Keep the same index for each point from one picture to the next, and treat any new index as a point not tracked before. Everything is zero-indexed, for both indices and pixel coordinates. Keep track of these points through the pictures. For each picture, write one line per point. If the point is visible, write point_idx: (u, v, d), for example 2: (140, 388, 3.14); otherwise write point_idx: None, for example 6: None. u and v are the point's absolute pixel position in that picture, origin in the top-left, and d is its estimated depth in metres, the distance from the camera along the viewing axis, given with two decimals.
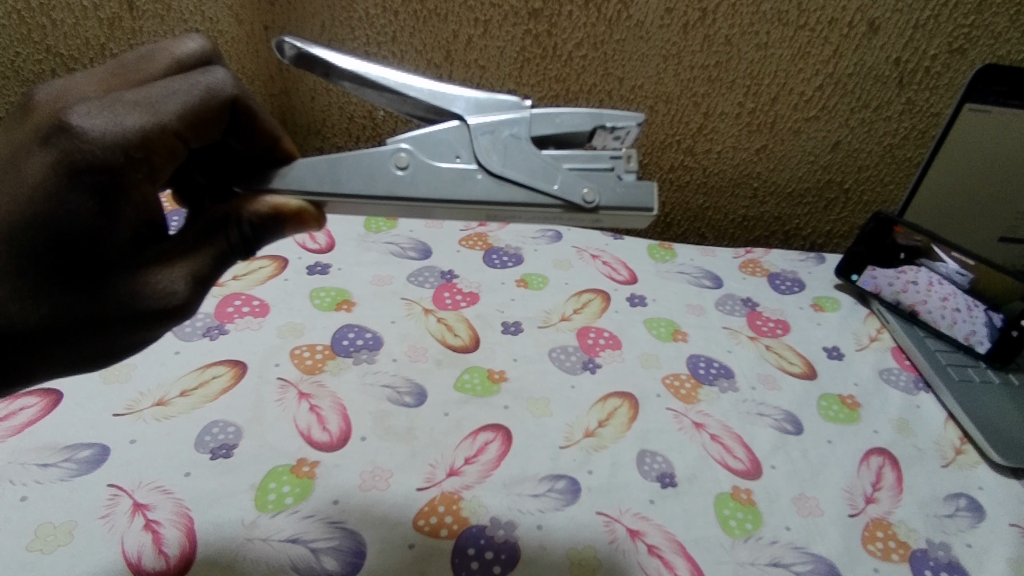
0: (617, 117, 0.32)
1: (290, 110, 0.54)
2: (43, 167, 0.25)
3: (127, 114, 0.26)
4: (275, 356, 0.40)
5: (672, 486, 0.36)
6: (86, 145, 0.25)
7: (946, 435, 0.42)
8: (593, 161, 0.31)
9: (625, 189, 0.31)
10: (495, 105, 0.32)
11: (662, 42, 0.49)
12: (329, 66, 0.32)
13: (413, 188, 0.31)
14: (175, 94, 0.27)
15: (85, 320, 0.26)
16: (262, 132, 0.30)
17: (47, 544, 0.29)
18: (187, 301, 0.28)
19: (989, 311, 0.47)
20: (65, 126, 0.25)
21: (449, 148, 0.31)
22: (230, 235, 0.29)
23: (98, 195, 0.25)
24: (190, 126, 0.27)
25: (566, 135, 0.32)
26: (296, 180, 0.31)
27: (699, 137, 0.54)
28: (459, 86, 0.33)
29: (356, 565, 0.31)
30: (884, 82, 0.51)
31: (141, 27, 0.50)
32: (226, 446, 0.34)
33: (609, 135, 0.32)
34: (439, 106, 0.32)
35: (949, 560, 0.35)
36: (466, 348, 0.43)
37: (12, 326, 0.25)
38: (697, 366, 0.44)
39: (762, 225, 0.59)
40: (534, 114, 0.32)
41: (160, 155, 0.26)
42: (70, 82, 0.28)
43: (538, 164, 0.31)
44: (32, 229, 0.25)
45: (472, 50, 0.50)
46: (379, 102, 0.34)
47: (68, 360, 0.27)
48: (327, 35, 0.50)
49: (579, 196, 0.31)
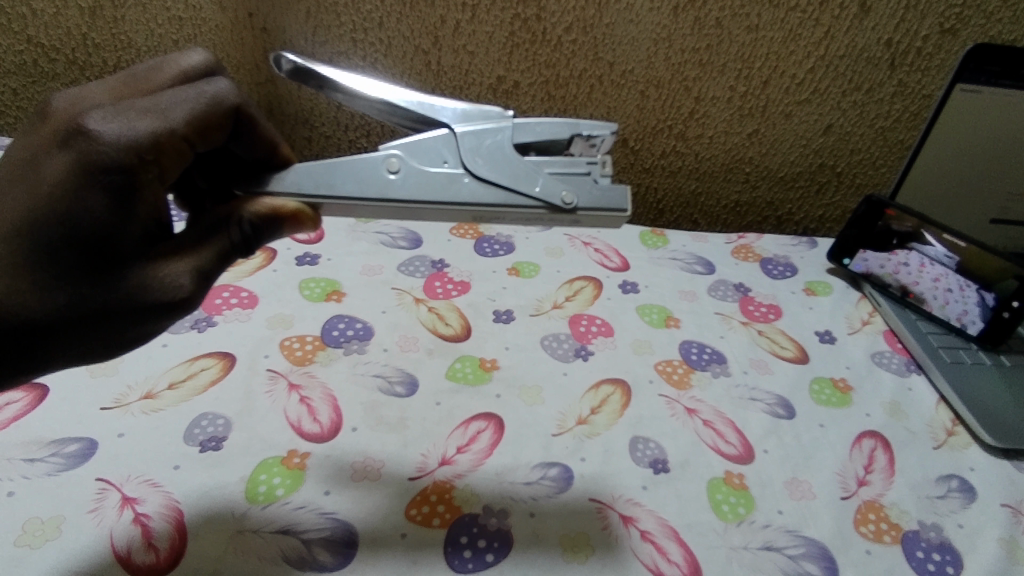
0: (594, 126, 0.33)
1: (277, 99, 0.52)
2: (62, 168, 0.25)
3: (139, 119, 0.26)
4: (264, 348, 0.40)
5: (665, 472, 0.36)
6: (103, 148, 0.25)
7: (938, 417, 0.42)
8: (571, 167, 0.32)
9: (603, 191, 0.31)
10: (481, 116, 0.33)
11: (653, 25, 0.48)
12: (326, 80, 0.32)
13: (405, 192, 0.31)
14: (183, 100, 0.27)
15: (94, 311, 0.26)
16: (262, 138, 0.30)
17: (36, 539, 0.29)
18: (191, 294, 0.27)
19: (982, 291, 0.47)
20: (83, 130, 0.25)
21: (437, 154, 0.31)
22: (232, 232, 0.29)
23: (113, 194, 0.25)
24: (197, 131, 0.27)
25: (545, 144, 0.33)
26: (291, 184, 0.30)
27: (691, 122, 0.53)
28: (447, 98, 0.33)
29: (349, 554, 0.30)
30: (876, 63, 0.50)
31: (123, 16, 0.49)
32: (216, 439, 0.34)
33: (586, 144, 0.33)
34: (427, 116, 0.33)
35: (941, 541, 0.35)
36: (458, 337, 0.43)
37: (28, 316, 0.25)
38: (690, 351, 0.44)
39: (755, 210, 0.59)
40: (516, 123, 0.33)
41: (169, 158, 0.26)
42: (86, 91, 0.28)
43: (520, 169, 0.31)
44: (52, 227, 0.25)
45: (461, 35, 0.49)
46: (368, 112, 0.34)
47: (78, 351, 0.27)
48: (313, 21, 0.48)
49: (560, 198, 0.31)
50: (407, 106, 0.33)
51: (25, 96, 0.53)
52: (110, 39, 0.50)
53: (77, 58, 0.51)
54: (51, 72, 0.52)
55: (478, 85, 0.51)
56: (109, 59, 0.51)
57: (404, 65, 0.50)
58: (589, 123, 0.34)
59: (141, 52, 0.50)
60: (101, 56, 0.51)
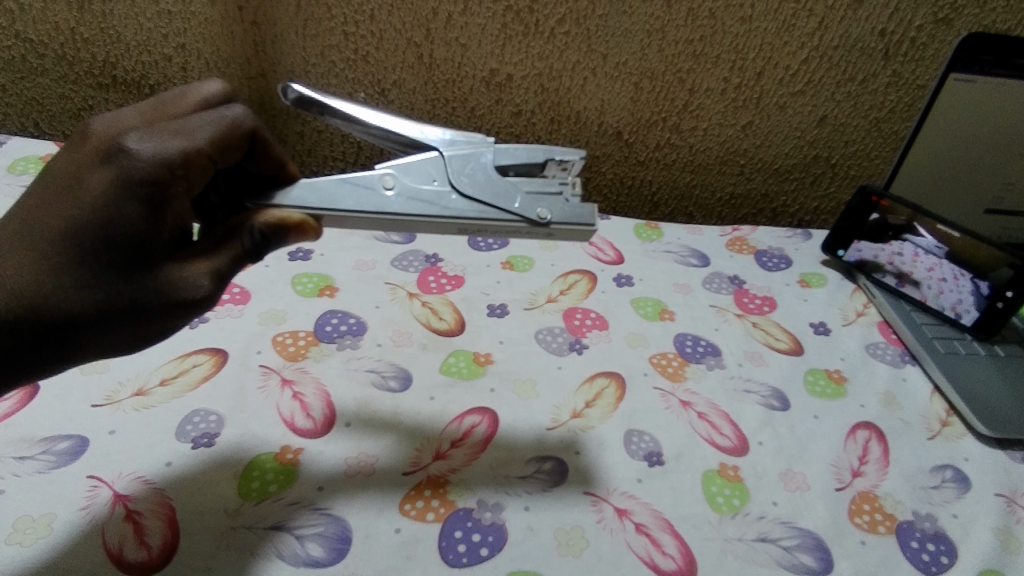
0: (566, 152, 0.34)
1: (269, 94, 0.52)
2: (103, 182, 0.26)
3: (169, 139, 0.27)
4: (256, 343, 0.40)
5: (660, 464, 0.36)
6: (140, 164, 0.26)
7: (932, 407, 0.42)
8: (545, 186, 0.33)
9: (574, 208, 0.33)
10: (467, 143, 0.34)
11: (647, 16, 0.48)
12: (324, 106, 0.34)
13: (400, 207, 0.32)
14: (207, 123, 0.28)
15: (126, 306, 0.26)
16: (272, 159, 0.31)
17: (26, 537, 0.29)
18: (210, 294, 0.27)
19: (976, 280, 0.46)
20: (123, 148, 0.26)
21: (426, 173, 0.33)
22: (244, 240, 0.29)
23: (148, 203, 0.26)
24: (220, 151, 0.28)
25: (522, 167, 0.34)
26: (297, 198, 0.31)
27: (685, 114, 0.53)
28: (436, 127, 0.35)
29: (343, 550, 0.30)
30: (870, 54, 0.50)
31: (111, 11, 0.48)
32: (208, 435, 0.34)
33: (558, 167, 0.34)
34: (416, 141, 0.34)
35: (936, 531, 0.35)
36: (452, 331, 0.43)
37: (70, 312, 0.26)
38: (685, 344, 0.44)
39: (750, 202, 0.59)
40: (495, 148, 0.34)
41: (196, 173, 0.27)
42: (119, 115, 0.29)
43: (500, 187, 0.33)
44: (93, 233, 0.26)
45: (453, 28, 0.48)
46: (360, 135, 0.35)
47: (110, 344, 0.27)
48: (304, 14, 0.48)
49: (535, 213, 0.32)
50: (399, 127, 0.34)
51: (14, 91, 0.53)
52: (98, 33, 0.49)
53: (66, 52, 0.50)
54: (40, 67, 0.51)
55: (471, 78, 0.51)
56: (98, 54, 0.50)
57: (395, 58, 0.50)
58: (562, 149, 0.35)
59: (131, 47, 0.50)
60: (90, 51, 0.50)
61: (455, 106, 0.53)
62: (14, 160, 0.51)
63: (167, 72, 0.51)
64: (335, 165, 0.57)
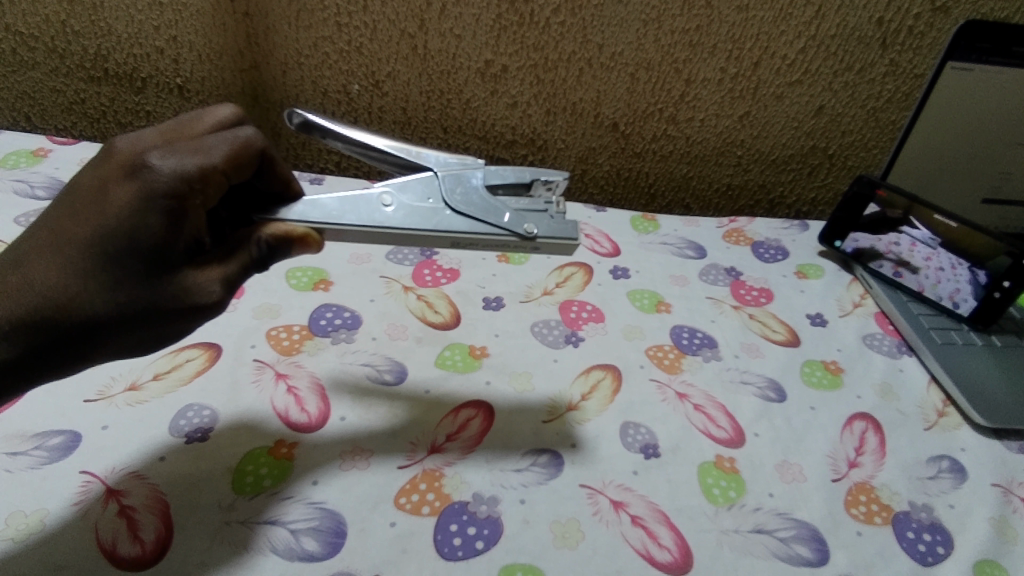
0: (550, 173, 0.35)
1: (262, 86, 0.52)
2: (126, 195, 0.26)
3: (188, 155, 0.27)
4: (250, 338, 0.39)
5: (655, 456, 0.36)
6: (161, 179, 0.26)
7: (929, 398, 0.42)
8: (531, 205, 0.34)
9: (560, 224, 0.33)
10: (459, 164, 0.34)
11: (641, 6, 0.47)
12: (327, 130, 0.34)
13: (398, 221, 0.32)
14: (223, 141, 0.28)
15: (143, 310, 0.26)
16: (280, 177, 0.31)
17: (19, 532, 0.29)
18: (221, 300, 0.28)
19: (973, 269, 0.46)
20: (145, 164, 0.26)
21: (423, 193, 0.33)
22: (251, 249, 0.29)
23: (169, 215, 0.26)
24: (234, 168, 0.28)
25: (510, 187, 0.35)
26: (300, 214, 0.31)
27: (682, 105, 0.53)
28: (434, 148, 0.35)
29: (337, 544, 0.30)
30: (867, 43, 0.50)
31: (100, 3, 0.48)
32: (202, 430, 0.34)
33: (545, 187, 0.35)
34: (411, 161, 0.35)
35: (932, 521, 0.35)
36: (447, 324, 0.43)
37: (90, 314, 0.26)
38: (681, 336, 0.44)
39: (747, 193, 0.59)
40: (484, 168, 0.35)
41: (213, 189, 0.27)
42: (138, 133, 0.29)
43: (490, 203, 0.33)
44: (114, 242, 0.26)
45: (447, 18, 0.48)
46: (358, 156, 0.36)
47: (128, 346, 0.27)
48: (296, 5, 0.47)
49: (523, 228, 0.32)
50: (398, 148, 0.35)
51: (5, 86, 0.52)
52: (89, 26, 0.49)
53: (56, 46, 0.50)
54: (30, 61, 0.51)
55: (465, 70, 0.51)
56: (89, 46, 0.50)
57: (389, 49, 0.49)
58: (547, 170, 0.36)
59: (122, 40, 0.49)
60: (80, 44, 0.50)
61: (451, 98, 0.52)
62: (5, 154, 0.51)
63: (159, 65, 0.50)
64: (329, 157, 0.56)
